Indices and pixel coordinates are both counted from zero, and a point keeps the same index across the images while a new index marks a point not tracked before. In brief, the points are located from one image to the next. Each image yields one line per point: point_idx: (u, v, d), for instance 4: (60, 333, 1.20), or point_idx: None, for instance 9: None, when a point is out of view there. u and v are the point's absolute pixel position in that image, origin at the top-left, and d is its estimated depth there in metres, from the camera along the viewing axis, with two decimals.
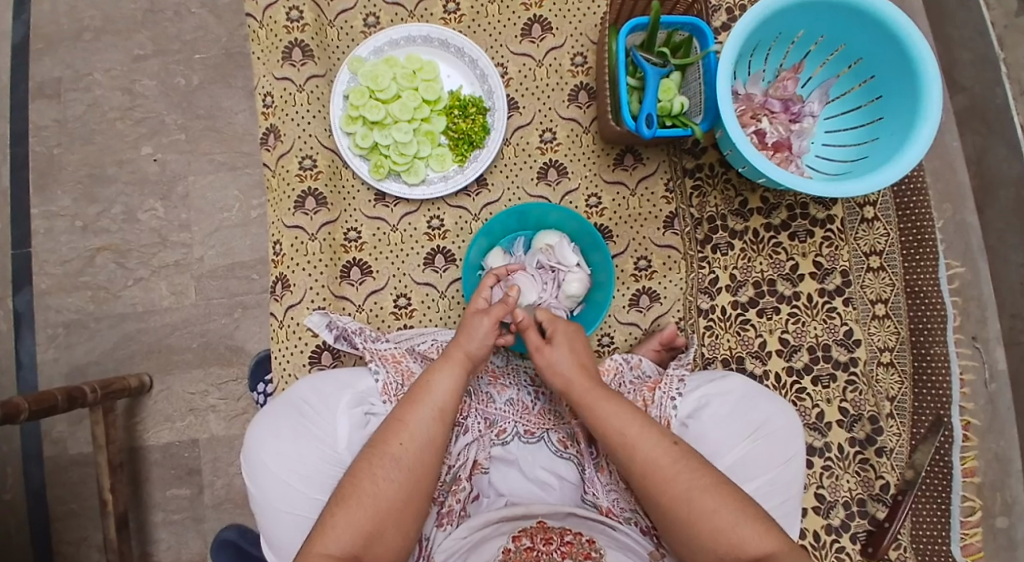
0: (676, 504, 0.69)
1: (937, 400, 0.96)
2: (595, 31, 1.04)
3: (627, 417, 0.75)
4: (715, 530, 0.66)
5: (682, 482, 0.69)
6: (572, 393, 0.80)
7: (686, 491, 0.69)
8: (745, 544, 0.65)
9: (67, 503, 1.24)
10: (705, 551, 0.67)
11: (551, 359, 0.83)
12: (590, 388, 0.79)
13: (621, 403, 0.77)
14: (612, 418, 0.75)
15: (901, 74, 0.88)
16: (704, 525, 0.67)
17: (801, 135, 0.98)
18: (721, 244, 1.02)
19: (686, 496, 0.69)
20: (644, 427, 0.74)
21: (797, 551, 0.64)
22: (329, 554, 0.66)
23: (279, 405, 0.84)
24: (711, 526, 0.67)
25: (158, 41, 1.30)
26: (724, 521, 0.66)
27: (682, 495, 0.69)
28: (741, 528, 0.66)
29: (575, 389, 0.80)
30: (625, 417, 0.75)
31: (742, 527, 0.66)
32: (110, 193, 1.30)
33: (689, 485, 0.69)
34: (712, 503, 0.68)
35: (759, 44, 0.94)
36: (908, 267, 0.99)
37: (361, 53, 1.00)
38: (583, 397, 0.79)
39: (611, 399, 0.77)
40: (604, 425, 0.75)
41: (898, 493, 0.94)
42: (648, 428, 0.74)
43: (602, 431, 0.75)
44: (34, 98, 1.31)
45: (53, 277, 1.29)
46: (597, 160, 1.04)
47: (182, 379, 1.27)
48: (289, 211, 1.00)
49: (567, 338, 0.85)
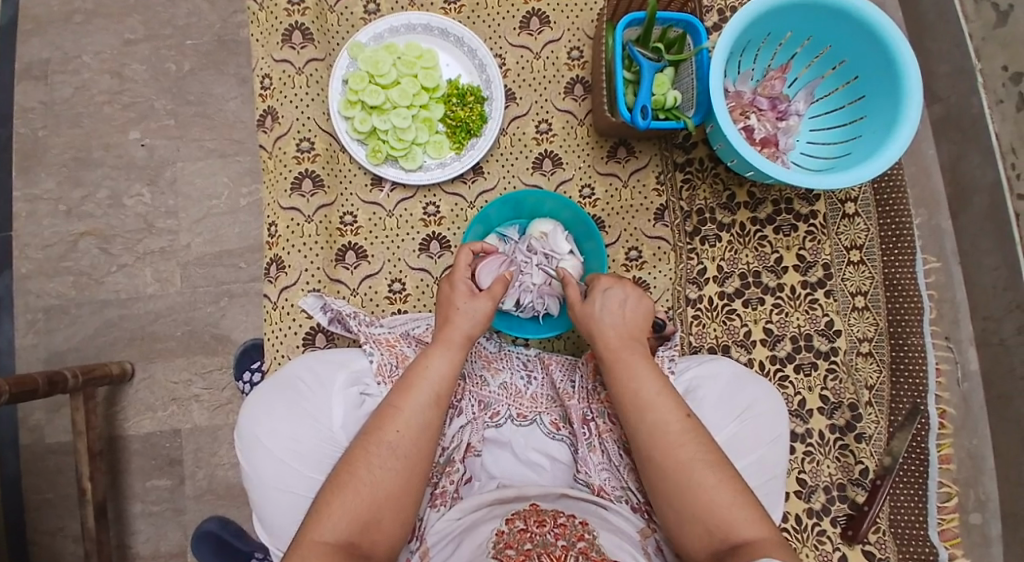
0: (676, 471, 0.71)
1: (914, 388, 1.00)
2: (592, 26, 1.06)
3: (648, 382, 0.77)
4: (711, 502, 0.68)
5: (687, 452, 0.71)
6: (604, 348, 0.81)
7: (689, 460, 0.71)
8: (738, 526, 0.66)
9: (42, 492, 1.21)
10: (695, 522, 0.69)
11: (588, 314, 0.84)
12: (628, 350, 0.80)
13: (645, 367, 0.79)
14: (630, 381, 0.77)
15: (883, 75, 0.92)
16: (698, 496, 0.69)
17: (787, 133, 1.01)
18: (709, 235, 1.05)
19: (688, 465, 0.70)
20: (660, 395, 0.76)
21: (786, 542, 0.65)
22: (325, 541, 0.66)
23: (275, 383, 0.84)
24: (706, 499, 0.68)
25: (150, 26, 1.29)
26: (721, 498, 0.68)
27: (686, 463, 0.71)
28: (736, 508, 0.67)
29: (610, 343, 0.81)
30: (644, 381, 0.77)
31: (736, 508, 0.67)
32: (95, 177, 1.28)
33: (692, 456, 0.71)
34: (712, 478, 0.69)
35: (749, 43, 0.98)
36: (887, 260, 1.03)
37: (361, 39, 1.01)
38: (612, 355, 0.80)
39: (637, 360, 0.79)
40: (622, 386, 0.78)
41: (877, 478, 0.97)
42: (665, 394, 0.76)
43: (618, 390, 0.78)
44: (19, 79, 1.29)
45: (33, 261, 1.27)
46: (591, 151, 1.06)
47: (165, 368, 1.25)
48: (285, 192, 1.00)
49: (607, 297, 0.85)
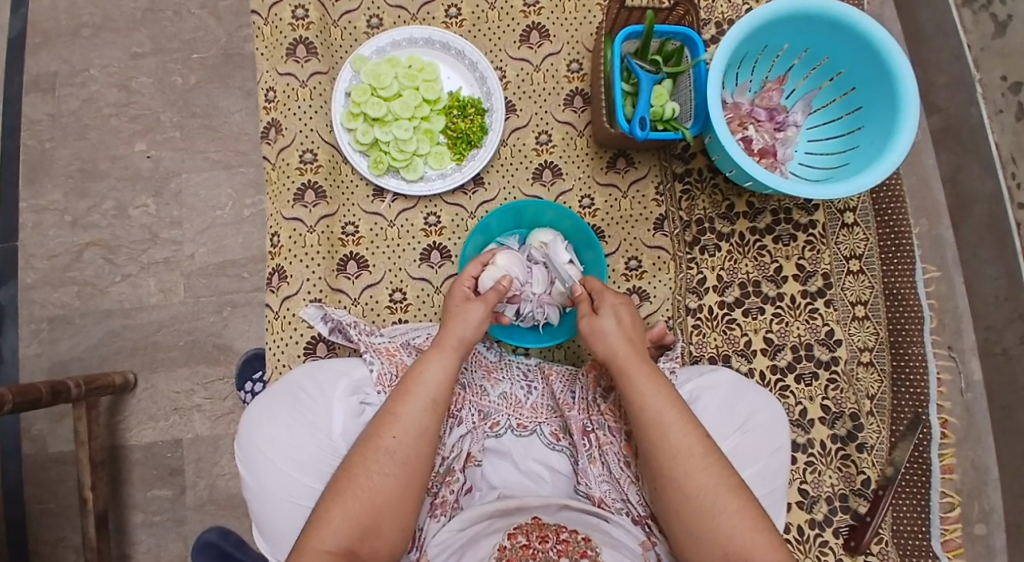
0: (699, 496, 0.70)
1: (915, 398, 1.00)
2: (591, 39, 1.08)
3: (668, 401, 0.76)
4: (733, 528, 0.68)
5: (709, 476, 0.71)
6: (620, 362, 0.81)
7: (713, 486, 0.70)
8: (755, 551, 0.66)
9: (44, 501, 1.21)
10: (711, 545, 0.69)
11: (599, 328, 0.85)
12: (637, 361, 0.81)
13: (665, 383, 0.78)
14: (650, 396, 0.77)
15: (880, 86, 0.92)
16: (721, 521, 0.68)
17: (785, 144, 1.02)
18: (709, 245, 1.06)
19: (712, 489, 0.70)
20: (680, 415, 0.75)
21: None
22: (325, 549, 0.66)
23: (276, 391, 0.84)
24: (727, 524, 0.68)
25: (156, 40, 1.31)
26: (742, 524, 0.67)
27: (709, 488, 0.70)
28: (755, 534, 0.67)
29: (623, 358, 0.81)
30: (664, 400, 0.76)
31: (756, 533, 0.67)
32: (101, 188, 1.29)
33: (717, 482, 0.70)
34: (734, 503, 0.69)
35: (746, 55, 0.99)
36: (887, 270, 1.03)
37: (364, 52, 1.03)
38: (626, 368, 0.80)
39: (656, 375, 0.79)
40: (641, 399, 0.77)
41: (879, 488, 0.97)
42: (685, 416, 0.75)
43: (639, 407, 0.77)
44: (27, 92, 1.31)
45: (39, 271, 1.28)
46: (590, 162, 1.07)
47: (168, 377, 1.26)
48: (288, 203, 1.02)
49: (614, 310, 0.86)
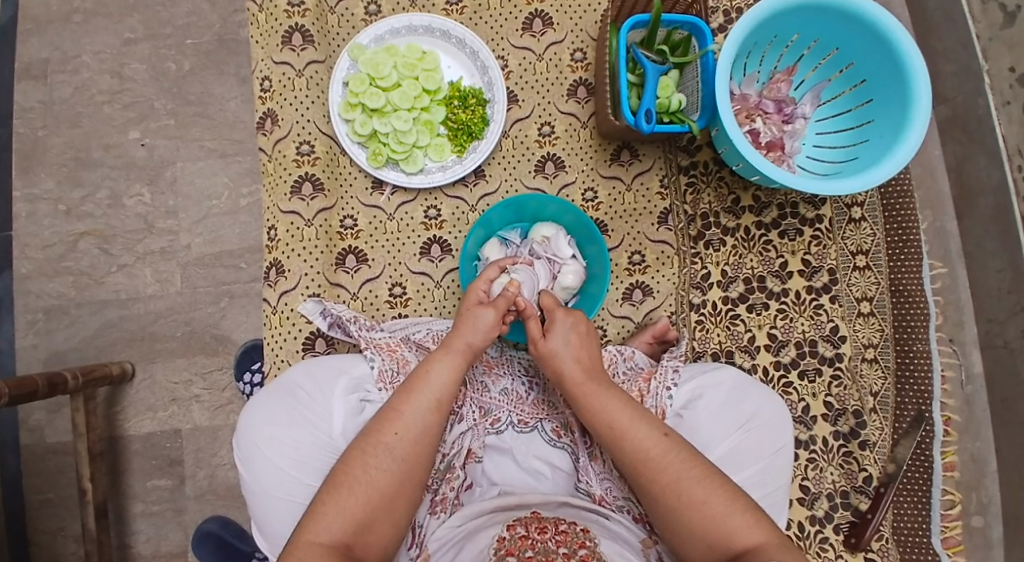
0: (665, 494, 0.70)
1: (920, 394, 0.99)
2: (595, 28, 1.05)
3: (615, 408, 0.76)
4: (705, 517, 0.68)
5: (671, 472, 0.71)
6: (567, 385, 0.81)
7: (676, 480, 0.70)
8: (736, 533, 0.66)
9: (43, 492, 1.21)
10: (694, 537, 0.68)
11: (548, 352, 0.83)
12: (585, 382, 0.80)
13: (615, 394, 0.78)
14: (602, 409, 0.77)
15: (892, 79, 0.90)
16: (693, 513, 0.68)
17: (793, 136, 0.99)
18: (713, 240, 1.04)
19: (675, 485, 0.70)
20: (633, 420, 0.75)
21: (786, 544, 0.65)
22: (320, 541, 0.65)
23: (275, 390, 0.83)
24: (700, 514, 0.68)
25: (149, 25, 1.28)
26: (715, 511, 0.67)
27: (672, 484, 0.70)
28: (731, 518, 0.67)
29: (569, 381, 0.81)
30: (615, 407, 0.76)
31: (731, 517, 0.67)
32: (95, 177, 1.27)
33: (678, 475, 0.70)
34: (701, 493, 0.69)
35: (754, 46, 0.96)
36: (894, 266, 1.02)
37: (362, 40, 1.00)
38: (577, 389, 0.80)
39: (604, 390, 0.78)
40: (597, 413, 0.77)
41: (881, 486, 0.96)
42: (636, 419, 0.75)
43: (591, 418, 0.77)
44: (19, 78, 1.28)
45: (33, 262, 1.26)
46: (594, 154, 1.05)
47: (166, 368, 1.25)
48: (285, 196, 1.00)
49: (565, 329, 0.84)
